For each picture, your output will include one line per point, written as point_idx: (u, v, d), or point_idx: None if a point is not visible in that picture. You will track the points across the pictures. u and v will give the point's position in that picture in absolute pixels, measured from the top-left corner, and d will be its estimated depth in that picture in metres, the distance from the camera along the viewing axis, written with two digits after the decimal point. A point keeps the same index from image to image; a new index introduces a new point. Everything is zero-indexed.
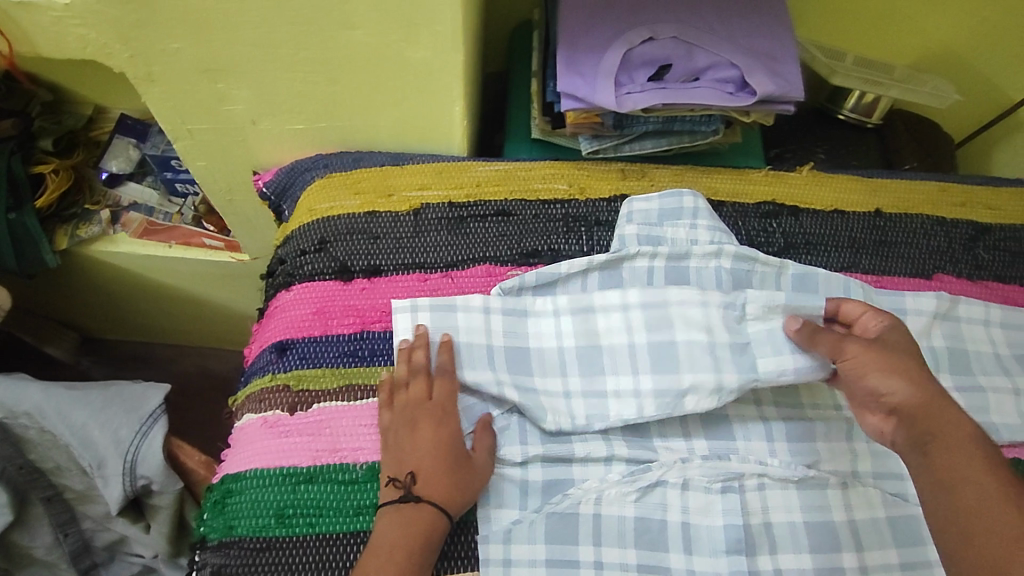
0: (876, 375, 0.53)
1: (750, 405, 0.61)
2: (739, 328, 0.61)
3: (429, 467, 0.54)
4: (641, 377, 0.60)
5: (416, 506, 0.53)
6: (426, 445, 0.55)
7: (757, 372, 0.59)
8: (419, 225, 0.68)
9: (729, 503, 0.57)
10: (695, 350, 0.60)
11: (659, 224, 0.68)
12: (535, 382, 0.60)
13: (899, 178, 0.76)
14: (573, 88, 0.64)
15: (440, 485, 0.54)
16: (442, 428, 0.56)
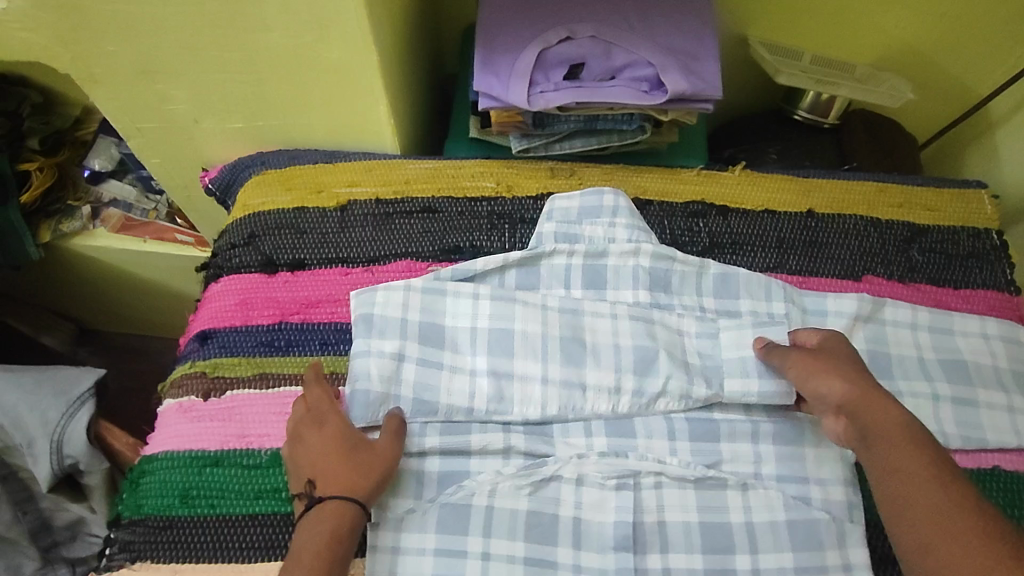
0: (818, 377, 0.56)
1: (655, 403, 0.61)
2: (714, 353, 0.63)
3: (323, 467, 0.53)
4: (624, 375, 0.61)
5: (319, 508, 0.52)
6: (313, 447, 0.54)
7: (723, 389, 0.61)
8: (345, 220, 0.70)
9: (623, 500, 0.57)
10: (672, 359, 0.62)
11: (578, 223, 0.68)
12: (440, 358, 0.61)
13: (837, 178, 0.74)
14: (488, 87, 0.65)
15: (343, 477, 0.53)
16: (327, 428, 0.55)
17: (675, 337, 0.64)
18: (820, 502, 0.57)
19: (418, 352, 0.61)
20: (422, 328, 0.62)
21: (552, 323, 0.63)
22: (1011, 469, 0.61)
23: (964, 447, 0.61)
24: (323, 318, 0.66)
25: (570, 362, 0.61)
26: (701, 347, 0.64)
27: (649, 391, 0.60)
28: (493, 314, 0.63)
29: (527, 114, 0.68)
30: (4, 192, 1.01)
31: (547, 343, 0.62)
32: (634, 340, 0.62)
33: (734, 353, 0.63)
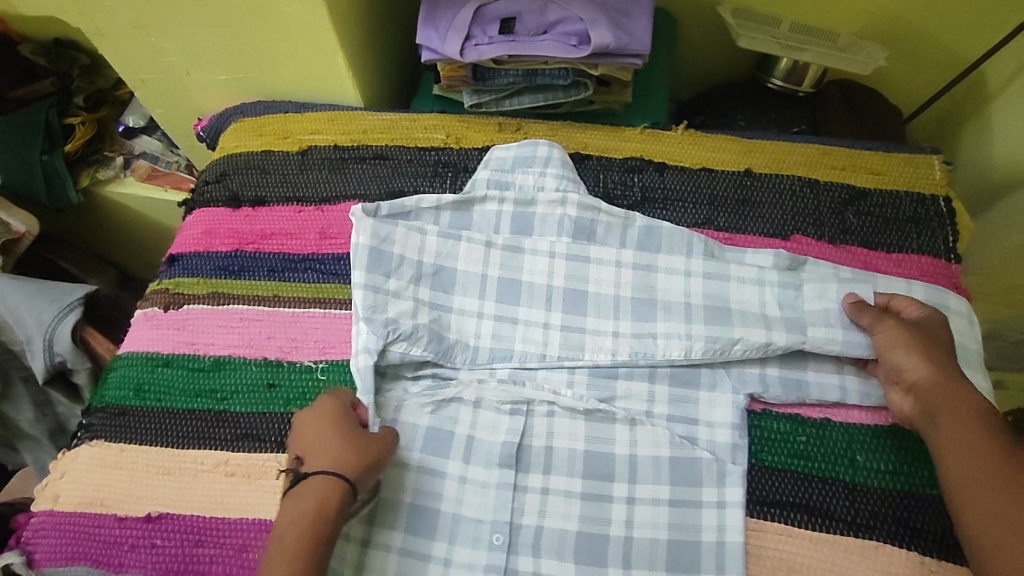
0: (902, 351, 0.58)
1: (604, 352, 0.63)
2: (796, 305, 0.64)
3: (313, 446, 0.55)
4: (694, 324, 0.63)
5: (305, 481, 0.53)
6: (310, 435, 0.56)
7: (805, 334, 0.61)
8: (305, 163, 0.78)
9: (514, 424, 0.61)
10: (748, 316, 0.63)
11: (510, 171, 0.72)
12: (450, 303, 0.66)
13: (781, 141, 0.74)
14: (427, 41, 0.70)
15: (332, 465, 0.54)
16: (328, 423, 0.56)
17: (754, 291, 0.64)
18: (705, 442, 0.60)
19: (455, 302, 0.66)
20: (465, 278, 0.67)
21: (623, 280, 0.67)
22: None
23: (872, 404, 0.61)
24: (273, 249, 0.73)
25: (642, 319, 0.65)
26: (784, 306, 0.64)
27: (725, 338, 0.62)
28: (568, 272, 0.67)
29: (468, 68, 0.73)
30: (52, 142, 1.13)
31: (618, 303, 0.65)
32: (707, 300, 0.65)
33: (819, 303, 0.63)
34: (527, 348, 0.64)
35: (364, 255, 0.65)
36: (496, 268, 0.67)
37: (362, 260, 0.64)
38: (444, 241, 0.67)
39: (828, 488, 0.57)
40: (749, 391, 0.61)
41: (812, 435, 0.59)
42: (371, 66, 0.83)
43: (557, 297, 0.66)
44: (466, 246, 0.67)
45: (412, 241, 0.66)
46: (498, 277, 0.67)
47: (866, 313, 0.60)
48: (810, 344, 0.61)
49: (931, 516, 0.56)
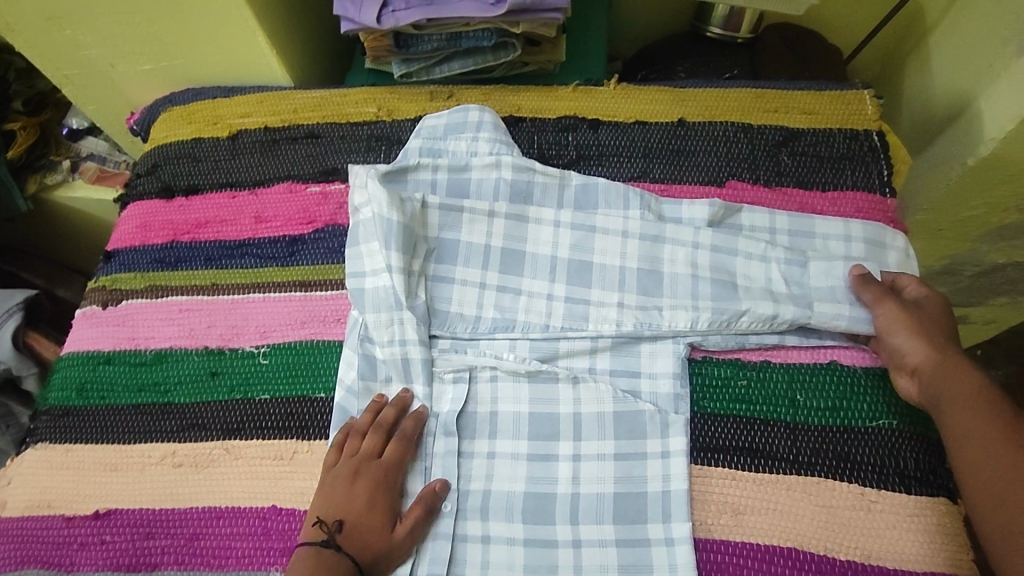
0: (902, 336, 0.58)
1: (610, 322, 0.62)
2: (800, 281, 0.63)
3: (357, 521, 0.54)
4: (703, 296, 0.63)
5: (334, 556, 0.52)
6: (359, 503, 0.55)
7: (812, 309, 0.61)
8: (236, 148, 0.76)
9: (457, 391, 0.61)
10: (753, 290, 0.62)
11: (442, 138, 0.71)
12: (454, 275, 0.66)
13: (713, 88, 0.75)
14: (343, 11, 0.68)
15: (375, 548, 0.54)
16: (378, 499, 0.55)
17: (761, 268, 0.64)
18: (647, 394, 0.60)
19: (457, 273, 0.66)
20: (470, 249, 0.67)
21: (629, 251, 0.65)
22: (848, 363, 0.60)
23: (808, 344, 0.61)
24: (210, 237, 0.71)
25: (648, 293, 0.63)
26: (791, 280, 0.63)
27: (731, 310, 0.61)
28: (573, 243, 0.66)
29: (390, 37, 0.71)
30: None
31: (623, 276, 0.64)
32: (715, 273, 0.63)
33: (825, 281, 0.63)
34: (530, 320, 0.64)
35: (394, 229, 0.64)
36: (501, 238, 0.67)
37: (398, 240, 0.64)
38: (447, 213, 0.67)
39: (769, 430, 0.58)
40: (688, 339, 0.61)
41: (751, 378, 0.60)
42: (299, 43, 0.81)
43: (561, 267, 0.65)
44: (467, 219, 0.67)
45: (416, 215, 0.66)
46: (507, 248, 0.67)
47: (869, 290, 0.60)
48: (816, 320, 0.60)
49: (870, 448, 0.57)
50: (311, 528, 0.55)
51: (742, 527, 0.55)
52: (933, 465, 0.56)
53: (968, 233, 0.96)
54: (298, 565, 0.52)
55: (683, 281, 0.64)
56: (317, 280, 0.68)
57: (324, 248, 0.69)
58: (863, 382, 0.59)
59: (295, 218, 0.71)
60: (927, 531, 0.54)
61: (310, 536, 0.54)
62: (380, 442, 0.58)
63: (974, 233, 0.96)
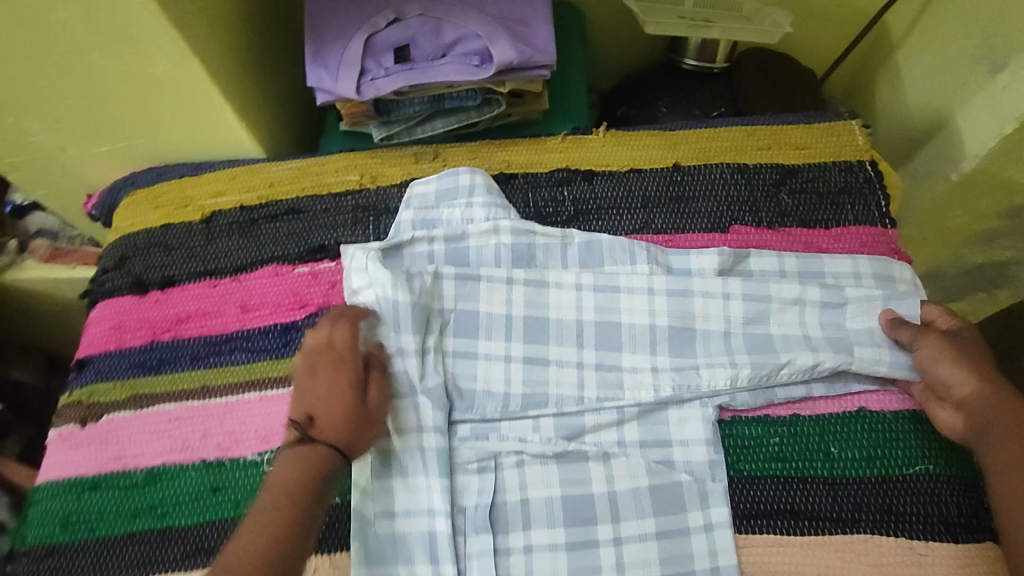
0: (947, 365, 0.56)
1: (646, 388, 0.60)
2: (839, 324, 0.62)
3: (328, 416, 0.53)
4: (737, 353, 0.61)
5: (312, 449, 0.51)
6: (323, 390, 0.54)
7: (852, 356, 0.59)
8: (210, 232, 0.71)
9: (484, 483, 0.57)
10: (790, 340, 0.61)
11: (435, 207, 0.67)
12: (476, 349, 0.62)
13: (703, 127, 0.74)
14: (319, 82, 0.65)
15: (350, 432, 0.53)
16: (341, 383, 0.54)
17: (796, 314, 0.62)
18: (681, 463, 0.58)
19: (481, 347, 0.62)
20: (488, 321, 0.63)
21: (658, 308, 0.63)
22: (878, 409, 0.59)
23: (837, 394, 0.60)
24: (193, 333, 0.66)
25: (682, 352, 0.61)
26: (827, 324, 0.62)
27: (771, 364, 0.59)
28: (597, 304, 0.63)
29: (370, 105, 0.68)
30: None
31: (654, 334, 0.62)
32: (750, 328, 0.62)
33: (862, 322, 0.61)
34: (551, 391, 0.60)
35: (407, 314, 0.60)
36: (522, 307, 0.63)
37: (410, 321, 0.60)
38: (462, 284, 0.63)
39: (809, 488, 0.57)
40: (717, 401, 0.59)
41: (784, 435, 0.58)
42: (268, 111, 0.76)
43: (589, 332, 0.63)
44: (486, 287, 0.64)
45: (441, 291, 0.63)
46: (525, 316, 0.63)
47: (905, 330, 0.59)
48: (858, 366, 0.59)
49: (911, 498, 0.56)
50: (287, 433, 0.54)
51: None
52: (974, 509, 0.56)
53: (951, 240, 0.97)
54: (277, 471, 0.51)
55: (706, 335, 0.62)
56: None
57: None
58: (894, 428, 0.58)
59: (284, 304, 0.67)
60: None
61: (288, 440, 0.53)
62: (333, 327, 0.57)
63: (957, 240, 0.97)
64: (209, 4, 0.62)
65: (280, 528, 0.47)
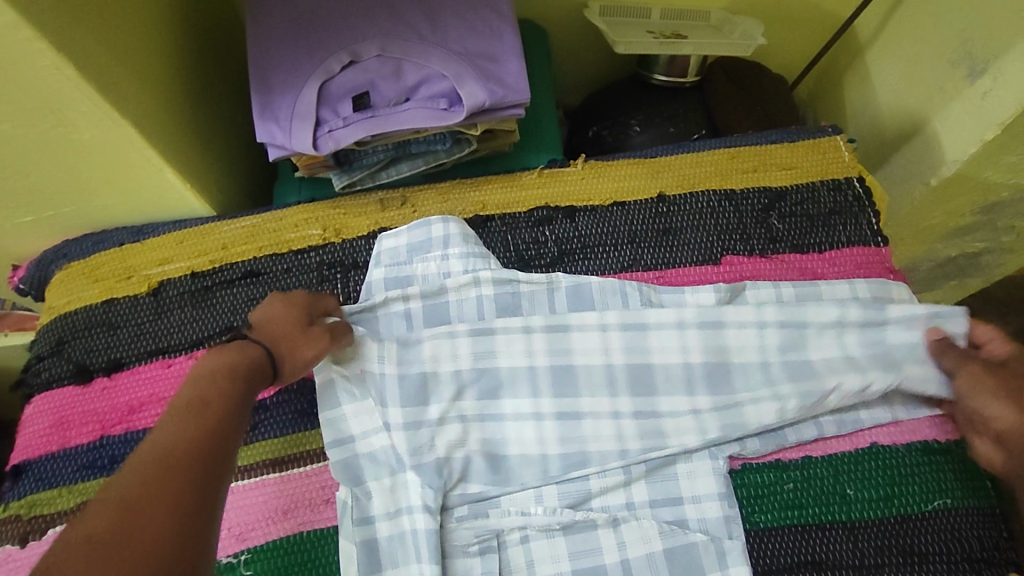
0: (985, 400, 0.53)
1: (654, 442, 0.57)
2: (880, 339, 0.60)
3: (269, 316, 0.52)
4: (752, 393, 0.58)
5: (243, 344, 0.49)
6: (269, 303, 0.54)
7: (902, 372, 0.58)
8: (160, 305, 0.64)
9: (488, 564, 0.53)
10: (833, 362, 0.59)
11: (407, 262, 0.63)
12: (468, 412, 0.58)
13: (685, 152, 0.70)
14: (270, 137, 0.60)
15: (285, 339, 0.52)
16: (287, 299, 0.54)
17: (834, 337, 0.60)
18: (695, 522, 0.55)
19: (476, 409, 0.58)
20: (476, 381, 0.59)
21: (661, 347, 0.60)
22: (889, 443, 0.57)
23: (848, 431, 0.57)
24: (148, 422, 0.59)
25: (689, 395, 0.59)
26: (865, 344, 0.60)
27: (818, 391, 0.57)
28: (596, 350, 0.60)
29: (329, 157, 0.63)
30: None
31: (660, 378, 0.59)
32: (785, 355, 0.59)
33: (904, 338, 0.60)
34: (539, 452, 0.57)
35: (396, 388, 0.57)
36: (516, 359, 0.59)
37: (399, 394, 0.57)
38: (448, 343, 0.59)
39: (828, 535, 0.54)
40: (726, 451, 0.56)
41: (798, 480, 0.56)
42: (214, 164, 0.69)
43: (590, 381, 0.59)
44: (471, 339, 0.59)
45: (426, 353, 0.59)
46: (520, 371, 0.59)
47: (949, 356, 0.57)
48: (908, 383, 0.58)
49: (932, 536, 0.54)
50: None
51: None
52: (996, 541, 0.54)
53: (925, 236, 0.89)
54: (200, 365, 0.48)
55: (707, 375, 0.59)
56: (291, 454, 0.57)
57: (289, 412, 0.59)
58: (908, 462, 0.56)
59: None
60: None
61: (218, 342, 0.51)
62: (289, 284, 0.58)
63: (932, 238, 0.90)
64: (137, 58, 0.55)
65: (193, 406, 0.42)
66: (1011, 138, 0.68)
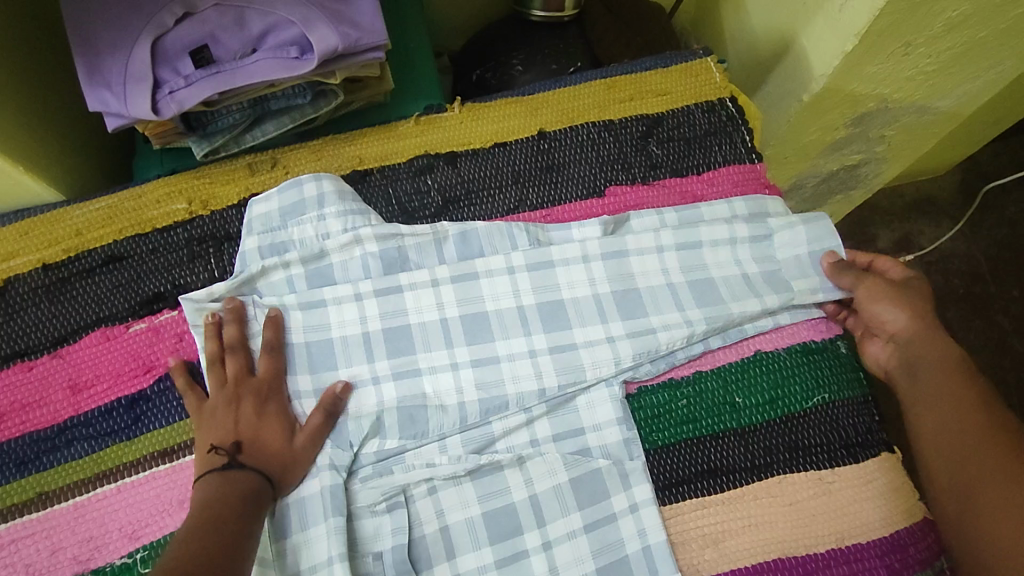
0: (885, 304, 0.58)
1: (553, 378, 0.57)
2: (768, 256, 0.63)
3: (256, 437, 0.52)
4: (649, 315, 0.59)
5: (239, 471, 0.50)
6: (251, 420, 0.53)
7: (791, 290, 0.61)
8: (12, 305, 0.58)
9: (398, 521, 0.53)
10: (734, 286, 0.61)
11: (282, 227, 0.60)
12: (364, 375, 0.57)
13: (562, 86, 0.69)
14: (103, 104, 0.54)
15: (281, 455, 0.52)
16: (266, 408, 0.54)
17: (727, 252, 0.62)
18: (598, 449, 0.56)
19: (380, 368, 0.57)
20: (369, 340, 0.58)
21: (553, 283, 0.60)
22: (772, 348, 0.60)
23: (731, 342, 0.60)
24: (13, 432, 0.55)
25: (587, 323, 0.59)
26: (757, 261, 0.63)
27: (722, 315, 0.59)
28: (489, 293, 0.60)
29: (177, 121, 0.57)
30: None
31: (557, 310, 0.60)
32: (688, 275, 0.61)
33: (790, 253, 0.63)
34: (443, 405, 0.56)
35: (306, 354, 0.57)
36: (414, 316, 0.59)
37: (308, 360, 0.57)
38: (343, 305, 0.59)
39: (721, 443, 0.57)
40: (621, 377, 0.58)
41: (691, 395, 0.58)
42: (50, 143, 0.62)
43: (490, 325, 0.59)
44: (354, 304, 0.59)
45: (332, 316, 0.58)
46: (417, 326, 0.59)
47: (847, 283, 0.60)
48: (797, 300, 0.61)
49: (814, 430, 0.58)
50: (206, 458, 0.51)
51: (726, 556, 0.54)
52: (869, 426, 0.58)
53: (807, 153, 0.92)
54: (202, 493, 0.49)
55: (605, 304, 0.60)
56: (179, 444, 0.55)
57: (174, 398, 0.56)
58: (789, 366, 0.59)
59: (125, 372, 0.57)
60: (881, 495, 0.56)
61: (207, 465, 0.51)
62: (244, 361, 0.55)
63: (813, 153, 0.92)
64: None
65: (209, 527, 0.46)
66: (867, 47, 0.69)
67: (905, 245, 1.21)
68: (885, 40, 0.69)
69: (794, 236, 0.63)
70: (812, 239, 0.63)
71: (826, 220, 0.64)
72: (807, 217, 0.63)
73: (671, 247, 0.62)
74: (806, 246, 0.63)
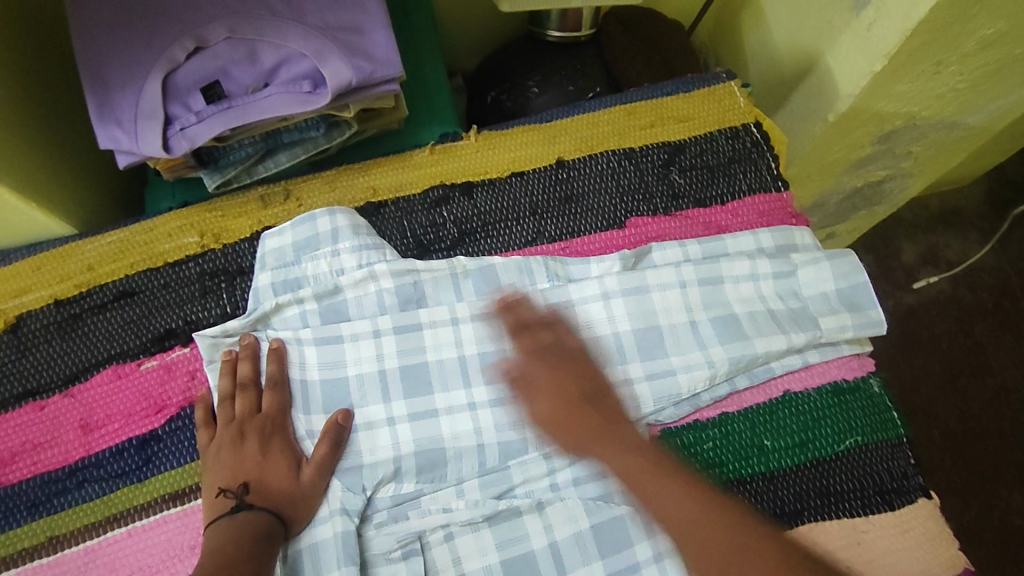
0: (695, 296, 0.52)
1: None
2: (794, 290, 0.61)
3: (264, 474, 0.51)
4: (671, 354, 0.57)
5: (249, 513, 0.49)
6: (262, 460, 0.52)
7: (820, 327, 0.58)
8: (24, 342, 0.58)
9: (414, 569, 0.51)
10: (760, 322, 0.58)
11: (295, 262, 0.59)
12: (377, 416, 0.55)
13: (580, 112, 0.67)
14: (113, 140, 0.53)
15: (291, 493, 0.51)
16: (274, 446, 0.52)
17: (752, 287, 0.60)
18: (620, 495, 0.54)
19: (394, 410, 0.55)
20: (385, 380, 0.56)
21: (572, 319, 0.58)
22: (800, 388, 0.58)
23: (757, 382, 0.57)
24: (24, 474, 0.54)
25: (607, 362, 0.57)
26: (783, 296, 0.60)
27: (747, 354, 0.56)
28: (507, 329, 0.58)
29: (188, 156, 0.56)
30: None
31: None
32: (712, 311, 0.59)
33: (817, 288, 0.60)
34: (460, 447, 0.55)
35: (318, 393, 0.56)
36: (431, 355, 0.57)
37: (320, 401, 0.56)
38: (357, 343, 0.57)
39: (749, 488, 0.54)
40: (643, 419, 0.56)
41: (716, 437, 0.56)
42: (62, 177, 0.62)
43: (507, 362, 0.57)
44: (368, 342, 0.57)
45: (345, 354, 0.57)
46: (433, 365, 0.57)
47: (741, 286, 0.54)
48: (826, 337, 0.58)
49: (846, 475, 0.55)
50: (216, 502, 0.50)
51: None
52: (904, 470, 0.56)
53: (831, 172, 0.89)
54: (213, 537, 0.47)
55: (626, 342, 0.58)
56: (189, 487, 0.54)
57: (185, 439, 0.55)
58: (817, 406, 0.57)
59: (136, 412, 0.56)
60: (918, 544, 0.53)
61: (218, 509, 0.50)
62: (254, 397, 0.54)
63: (836, 172, 0.89)
64: None
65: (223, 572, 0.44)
66: (896, 67, 0.67)
67: (931, 259, 1.17)
68: (915, 59, 0.66)
69: (817, 272, 0.61)
70: (841, 274, 0.60)
71: (853, 255, 0.61)
72: (834, 253, 0.61)
73: (696, 281, 0.60)
74: (832, 283, 0.61)
